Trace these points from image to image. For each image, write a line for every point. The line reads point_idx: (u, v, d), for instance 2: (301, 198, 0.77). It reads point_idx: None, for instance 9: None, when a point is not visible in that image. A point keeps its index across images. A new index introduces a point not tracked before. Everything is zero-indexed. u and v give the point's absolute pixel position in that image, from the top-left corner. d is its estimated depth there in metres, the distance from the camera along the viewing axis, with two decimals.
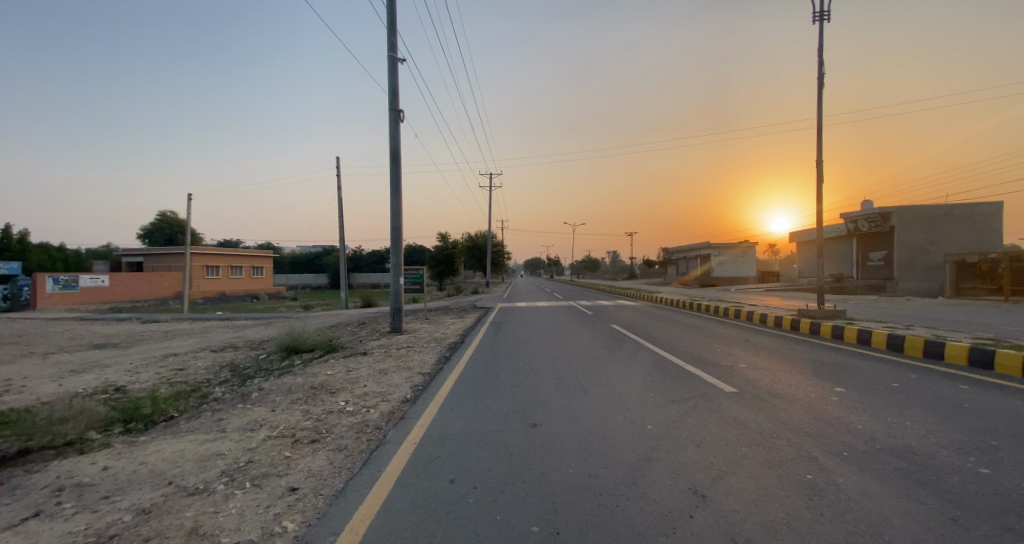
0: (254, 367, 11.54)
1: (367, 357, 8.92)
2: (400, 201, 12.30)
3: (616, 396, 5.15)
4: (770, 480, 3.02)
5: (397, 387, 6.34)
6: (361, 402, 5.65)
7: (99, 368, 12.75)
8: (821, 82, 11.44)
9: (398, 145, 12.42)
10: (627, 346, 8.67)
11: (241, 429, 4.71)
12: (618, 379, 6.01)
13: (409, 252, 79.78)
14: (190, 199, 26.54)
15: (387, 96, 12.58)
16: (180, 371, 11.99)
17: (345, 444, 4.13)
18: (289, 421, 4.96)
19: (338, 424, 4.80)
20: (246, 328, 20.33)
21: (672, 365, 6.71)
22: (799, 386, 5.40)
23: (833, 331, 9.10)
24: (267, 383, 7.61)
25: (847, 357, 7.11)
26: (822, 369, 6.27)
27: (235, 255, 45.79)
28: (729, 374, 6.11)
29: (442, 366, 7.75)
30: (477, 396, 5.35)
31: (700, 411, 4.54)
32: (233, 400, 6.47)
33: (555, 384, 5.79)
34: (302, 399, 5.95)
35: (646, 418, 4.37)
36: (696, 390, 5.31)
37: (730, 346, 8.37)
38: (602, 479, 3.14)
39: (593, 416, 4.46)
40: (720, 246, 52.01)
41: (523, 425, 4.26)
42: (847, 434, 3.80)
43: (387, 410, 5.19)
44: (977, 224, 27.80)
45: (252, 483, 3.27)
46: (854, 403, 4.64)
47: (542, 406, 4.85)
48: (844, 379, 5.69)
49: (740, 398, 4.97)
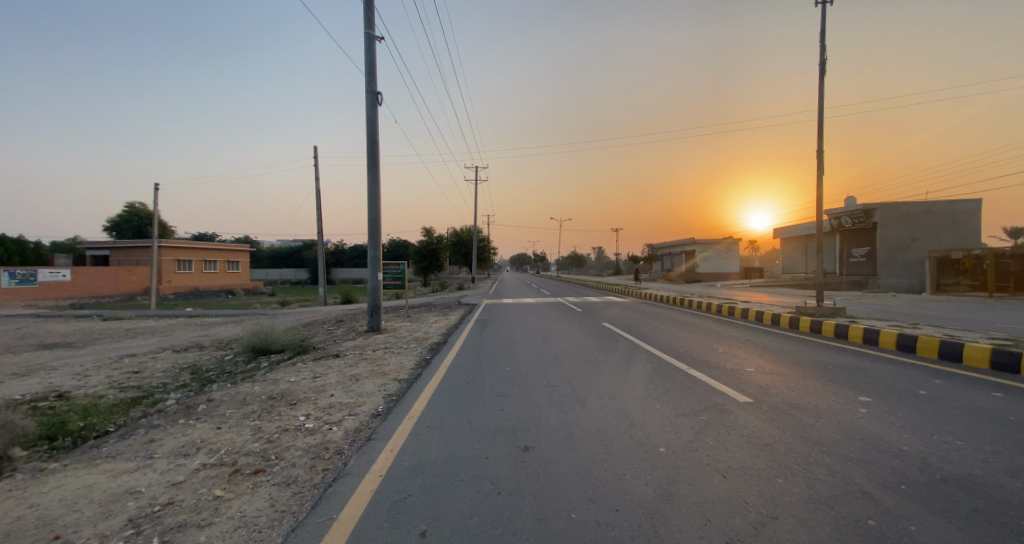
0: (218, 369, 10.59)
1: (338, 361, 8.09)
2: (378, 187, 11.42)
3: (617, 408, 4.53)
4: (823, 528, 2.41)
5: (368, 397, 5.59)
6: (323, 416, 4.89)
7: (45, 370, 11.63)
8: (824, 69, 10.90)
9: (376, 129, 11.55)
10: (623, 347, 8.09)
11: (171, 455, 3.92)
12: (617, 387, 5.38)
13: (394, 248, 78.46)
14: (157, 189, 25.20)
15: (364, 76, 11.72)
16: (133, 375, 10.91)
17: (297, 475, 3.40)
18: (234, 442, 4.18)
19: (293, 445, 4.05)
20: (215, 326, 19.13)
21: (675, 370, 6.10)
22: (818, 394, 4.84)
23: (837, 330, 8.61)
24: (221, 392, 6.71)
25: (858, 359, 6.59)
26: (838, 373, 5.73)
27: (208, 248, 43.84)
28: (738, 380, 5.55)
29: (421, 371, 6.98)
30: (460, 410, 4.65)
31: (715, 428, 3.92)
32: (176, 413, 5.61)
33: (548, 394, 5.13)
34: (255, 413, 5.14)
35: (657, 438, 3.75)
36: (707, 400, 4.69)
37: (730, 347, 7.84)
38: (614, 528, 2.48)
39: (594, 435, 3.82)
40: (705, 242, 52.34)
41: (513, 448, 3.61)
42: (896, 460, 3.22)
43: (353, 428, 4.44)
44: (957, 220, 28.08)
45: (162, 539, 2.52)
46: (887, 416, 4.09)
47: (534, 422, 4.19)
48: (864, 385, 5.16)
49: (758, 410, 4.36)
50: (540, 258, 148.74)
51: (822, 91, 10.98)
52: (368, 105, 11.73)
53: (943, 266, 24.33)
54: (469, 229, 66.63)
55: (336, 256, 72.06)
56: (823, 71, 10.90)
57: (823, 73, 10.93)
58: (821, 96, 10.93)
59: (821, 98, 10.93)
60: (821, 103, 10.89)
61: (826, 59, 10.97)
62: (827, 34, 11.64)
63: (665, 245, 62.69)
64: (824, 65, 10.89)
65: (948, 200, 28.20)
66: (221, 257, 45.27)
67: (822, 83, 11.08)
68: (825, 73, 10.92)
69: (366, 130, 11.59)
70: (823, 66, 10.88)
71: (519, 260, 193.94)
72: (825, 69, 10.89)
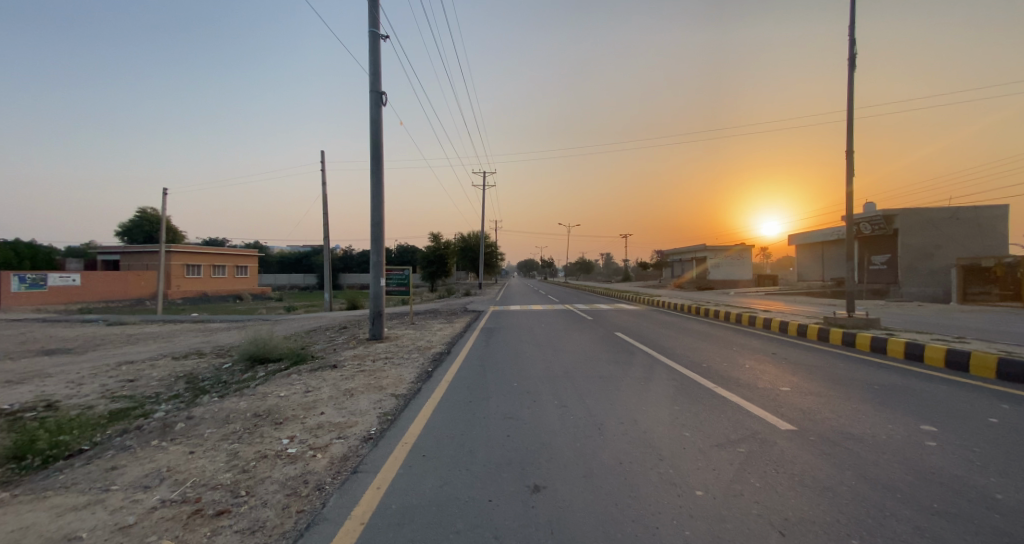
0: (214, 378, 10.19)
1: (334, 373, 7.57)
2: (382, 190, 10.99)
3: (641, 436, 3.97)
4: None
5: (361, 416, 5.07)
6: (309, 439, 4.38)
7: (40, 378, 11.34)
8: (853, 65, 10.25)
9: (380, 130, 11.15)
10: (640, 360, 7.50)
11: (130, 488, 3.42)
12: (637, 408, 4.80)
13: (402, 253, 78.51)
14: (164, 192, 25.30)
15: (369, 76, 11.37)
16: (128, 384, 10.54)
17: (265, 519, 2.87)
18: (203, 472, 3.67)
19: (269, 477, 3.53)
20: (217, 332, 18.85)
21: (700, 389, 5.51)
22: (872, 421, 4.22)
23: (873, 345, 7.93)
24: (205, 407, 6.21)
25: (904, 377, 5.94)
26: (887, 395, 5.09)
27: (218, 253, 44.03)
28: (775, 401, 4.94)
29: (421, 386, 6.43)
30: (460, 436, 4.11)
31: (758, 465, 3.33)
32: (151, 431, 5.11)
33: (561, 416, 4.58)
34: (235, 434, 4.65)
35: (690, 476, 3.18)
36: (744, 428, 4.10)
37: (759, 362, 7.20)
38: None
39: (617, 472, 3.25)
40: (717, 248, 51.43)
41: (520, 488, 3.05)
42: (993, 514, 2.60)
43: (340, 455, 3.92)
44: (984, 226, 26.99)
45: None
46: (962, 453, 3.46)
47: (546, 453, 3.63)
48: (922, 410, 4.52)
49: (805, 441, 3.76)
50: (546, 264, 148.59)
51: (851, 88, 10.32)
52: (372, 105, 11.36)
53: (971, 275, 23.50)
54: (476, 235, 66.25)
55: (343, 261, 72.27)
56: (853, 66, 10.26)
57: (852, 68, 10.28)
58: (851, 94, 10.29)
59: (851, 95, 10.29)
60: (850, 100, 10.25)
61: (856, 54, 10.32)
62: (856, 27, 11.00)
63: (676, 252, 61.74)
64: (853, 61, 10.25)
65: (973, 206, 27.14)
66: (229, 262, 45.38)
67: (851, 79, 10.43)
68: (854, 68, 10.27)
69: (369, 131, 11.19)
70: (852, 60, 10.25)
71: (527, 266, 193.47)
72: (854, 65, 10.25)
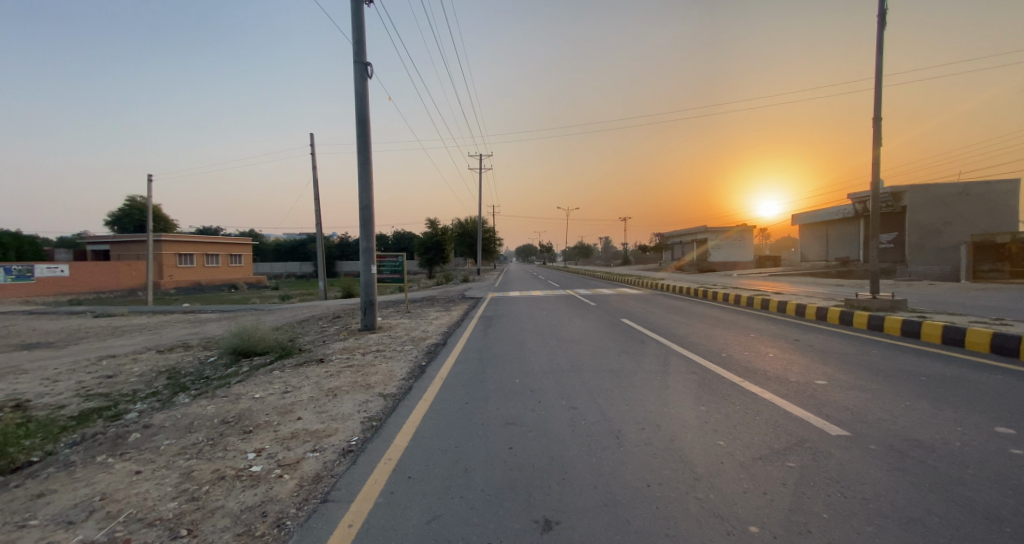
0: (196, 374, 9.58)
1: (319, 369, 6.93)
2: (369, 169, 10.20)
3: (668, 446, 3.35)
4: None
5: (342, 422, 4.44)
6: (277, 454, 3.74)
7: (14, 374, 10.72)
8: (883, 24, 9.43)
9: (365, 105, 10.31)
10: (653, 350, 6.90)
11: (51, 525, 2.79)
12: (659, 409, 4.19)
13: (399, 240, 77.56)
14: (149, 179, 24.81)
15: (352, 44, 10.46)
16: (105, 380, 9.92)
17: None
18: (142, 501, 3.02)
19: (221, 508, 2.90)
20: (206, 323, 18.15)
21: (725, 383, 4.91)
22: (936, 423, 3.62)
23: (906, 328, 7.31)
24: (171, 411, 5.55)
25: (949, 365, 5.37)
26: (940, 388, 4.50)
27: (211, 241, 43.17)
28: (814, 398, 4.35)
29: (413, 383, 5.81)
30: (455, 450, 3.50)
31: (818, 484, 2.74)
32: (101, 443, 4.45)
33: (572, 421, 3.98)
34: (196, 447, 4.02)
35: (739, 505, 2.55)
36: (788, 433, 3.49)
37: (782, 350, 6.61)
38: None
39: (647, 502, 2.60)
40: (719, 229, 50.68)
41: (527, 526, 2.42)
42: None
43: (312, 475, 3.30)
44: (995, 202, 26.28)
45: None
46: None
47: (556, 475, 2.99)
48: (987, 407, 3.93)
49: (865, 450, 3.16)
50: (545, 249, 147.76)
51: (880, 50, 9.49)
52: (356, 77, 10.49)
53: (981, 252, 23.00)
54: (474, 220, 65.41)
55: (340, 249, 71.30)
56: (882, 26, 9.43)
57: (881, 28, 9.43)
58: (879, 56, 9.46)
59: (879, 57, 9.47)
60: (879, 63, 9.45)
61: (886, 12, 9.48)
62: None
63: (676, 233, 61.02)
64: (883, 19, 9.43)
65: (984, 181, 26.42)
66: (223, 250, 44.59)
67: (879, 41, 9.60)
68: (883, 28, 9.43)
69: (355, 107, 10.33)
70: (882, 18, 9.44)
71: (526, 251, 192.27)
72: (884, 23, 9.42)
